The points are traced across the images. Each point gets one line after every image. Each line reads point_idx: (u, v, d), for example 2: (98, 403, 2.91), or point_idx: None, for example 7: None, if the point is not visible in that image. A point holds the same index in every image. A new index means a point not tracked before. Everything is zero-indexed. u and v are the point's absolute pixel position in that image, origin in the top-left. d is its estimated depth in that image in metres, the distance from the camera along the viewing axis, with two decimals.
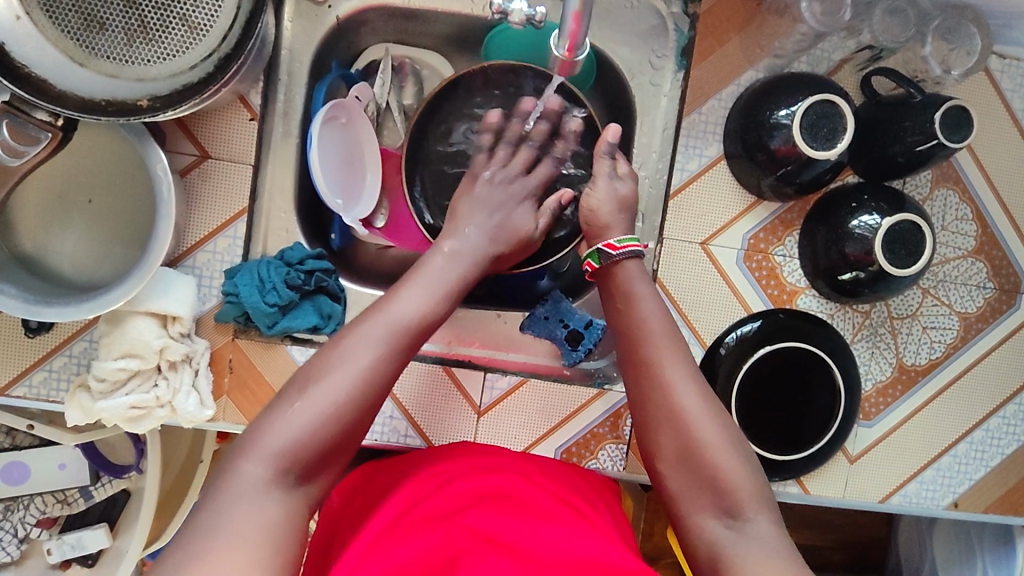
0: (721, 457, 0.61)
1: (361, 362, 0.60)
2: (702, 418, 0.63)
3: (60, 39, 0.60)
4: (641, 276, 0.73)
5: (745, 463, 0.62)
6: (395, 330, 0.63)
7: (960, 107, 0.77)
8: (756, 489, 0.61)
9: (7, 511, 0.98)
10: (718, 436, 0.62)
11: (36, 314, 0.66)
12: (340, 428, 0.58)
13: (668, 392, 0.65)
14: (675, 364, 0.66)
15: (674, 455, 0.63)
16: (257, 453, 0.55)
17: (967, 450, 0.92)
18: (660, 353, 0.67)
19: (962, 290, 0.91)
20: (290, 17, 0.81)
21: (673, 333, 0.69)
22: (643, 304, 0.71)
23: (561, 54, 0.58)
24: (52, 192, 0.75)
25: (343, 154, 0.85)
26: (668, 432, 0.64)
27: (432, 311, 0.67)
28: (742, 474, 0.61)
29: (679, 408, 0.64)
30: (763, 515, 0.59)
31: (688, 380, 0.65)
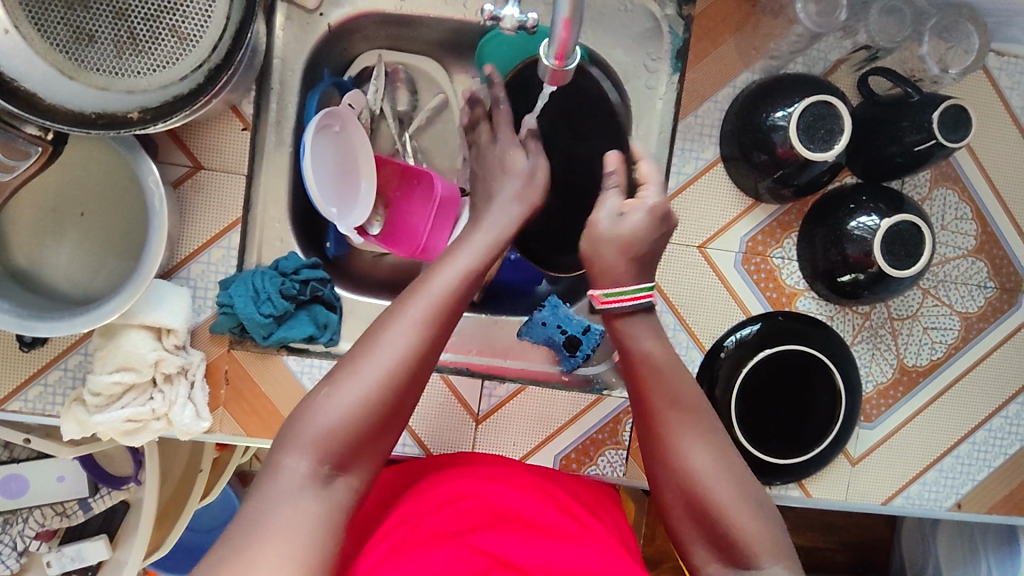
0: (732, 510, 0.60)
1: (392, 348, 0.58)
2: (712, 471, 0.62)
3: (49, 52, 0.59)
4: (644, 320, 0.71)
5: (757, 511, 0.61)
6: (434, 307, 0.61)
7: (958, 106, 0.76)
8: (770, 538, 0.60)
9: (5, 525, 0.97)
10: (728, 489, 0.61)
11: (29, 329, 0.66)
12: (383, 410, 0.58)
13: (676, 449, 0.64)
14: (682, 420, 0.65)
15: (684, 509, 0.63)
16: (299, 445, 0.55)
17: (969, 451, 0.92)
18: (668, 405, 0.66)
19: (962, 290, 0.91)
20: (282, 25, 0.81)
21: (684, 381, 0.67)
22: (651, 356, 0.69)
23: (551, 63, 0.58)
24: (45, 205, 0.75)
25: (337, 163, 0.84)
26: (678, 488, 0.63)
27: (469, 284, 0.64)
28: (755, 526, 0.60)
29: (688, 466, 0.63)
30: (779, 566, 0.58)
31: (698, 433, 0.64)
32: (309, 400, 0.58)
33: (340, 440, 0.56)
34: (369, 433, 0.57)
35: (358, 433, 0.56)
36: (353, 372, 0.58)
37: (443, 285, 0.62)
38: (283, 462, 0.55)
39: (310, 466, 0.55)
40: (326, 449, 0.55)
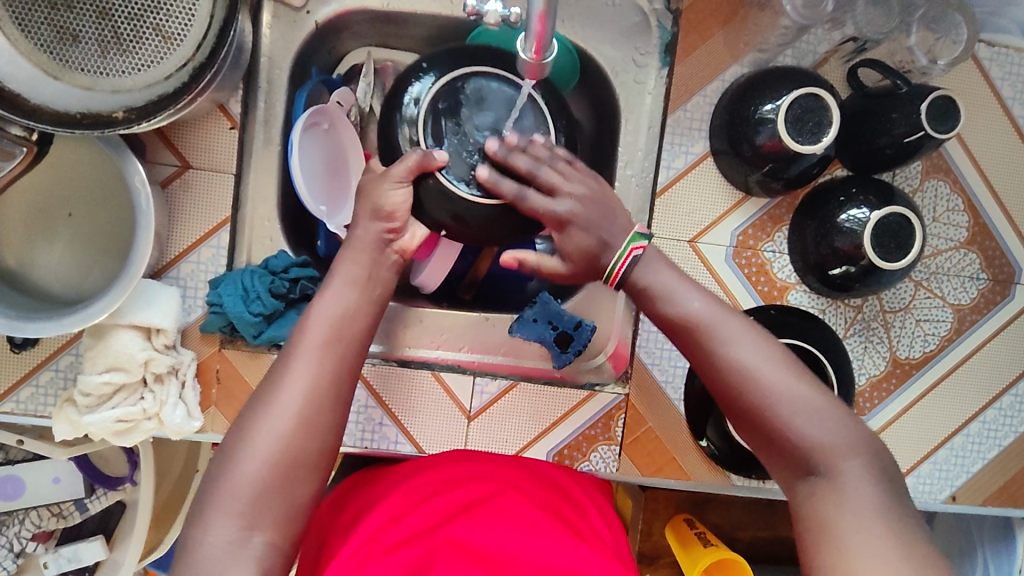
0: (787, 419, 0.59)
1: (290, 393, 0.59)
2: (764, 390, 0.60)
3: (33, 52, 0.59)
4: (657, 259, 0.67)
5: (820, 411, 0.59)
6: (325, 344, 0.61)
7: (947, 97, 0.76)
8: (833, 434, 0.58)
9: (2, 526, 0.98)
10: (779, 397, 0.60)
11: (19, 330, 0.66)
12: (292, 458, 0.57)
13: (720, 370, 0.62)
14: (726, 337, 0.62)
15: (745, 420, 0.62)
16: (218, 516, 0.54)
17: (964, 443, 0.92)
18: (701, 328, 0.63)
19: (955, 282, 0.90)
20: (268, 24, 0.81)
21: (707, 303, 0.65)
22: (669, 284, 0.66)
23: (528, 57, 0.57)
24: (35, 206, 0.75)
25: (327, 161, 0.85)
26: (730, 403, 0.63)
27: (364, 313, 0.65)
28: (817, 427, 0.58)
29: (736, 385, 0.61)
30: (851, 459, 0.57)
31: (740, 353, 0.61)
32: (218, 468, 0.57)
33: (257, 494, 0.56)
34: (283, 480, 0.57)
35: (273, 486, 0.56)
36: (254, 426, 0.57)
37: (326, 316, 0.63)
38: (199, 528, 0.54)
39: (228, 520, 0.54)
40: (244, 506, 0.55)
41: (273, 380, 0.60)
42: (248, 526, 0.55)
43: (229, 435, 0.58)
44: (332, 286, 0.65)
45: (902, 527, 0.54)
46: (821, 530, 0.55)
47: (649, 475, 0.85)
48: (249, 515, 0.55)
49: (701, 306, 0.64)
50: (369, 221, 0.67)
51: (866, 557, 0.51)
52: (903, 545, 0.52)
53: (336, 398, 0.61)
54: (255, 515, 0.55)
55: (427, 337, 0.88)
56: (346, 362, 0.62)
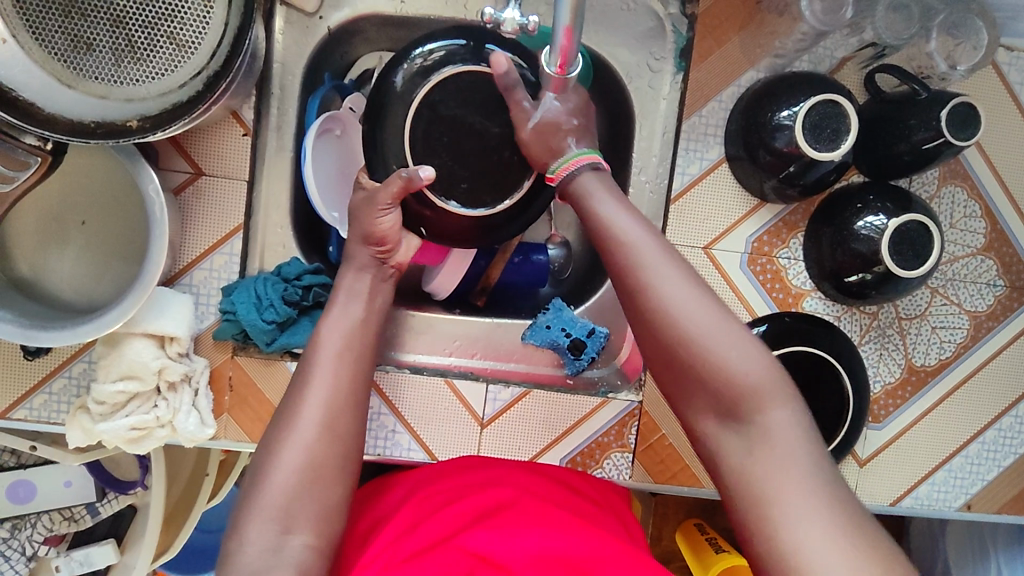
0: (716, 356, 0.55)
1: (315, 397, 0.62)
2: (685, 322, 0.56)
3: (47, 61, 0.59)
4: (598, 182, 0.66)
5: (739, 352, 0.55)
6: (339, 355, 0.65)
7: (967, 103, 0.75)
8: (762, 375, 0.55)
9: (13, 530, 0.97)
10: (709, 334, 0.56)
11: (33, 339, 0.66)
12: (320, 458, 0.59)
13: (648, 299, 0.57)
14: (643, 263, 0.58)
15: (667, 359, 0.58)
16: (257, 520, 0.55)
17: (979, 451, 0.91)
18: (629, 250, 0.59)
19: (971, 288, 0.89)
20: (281, 29, 0.80)
21: (638, 225, 0.61)
22: (603, 206, 0.63)
23: (553, 71, 0.57)
24: (47, 214, 0.74)
25: (339, 168, 0.84)
26: (653, 340, 0.58)
27: (370, 326, 0.69)
28: (747, 367, 0.55)
29: (663, 318, 0.57)
30: (763, 405, 0.54)
31: (662, 280, 0.58)
32: (249, 482, 0.58)
33: (291, 498, 0.57)
34: (317, 483, 0.58)
35: (305, 492, 0.57)
36: (286, 436, 0.60)
37: (340, 328, 0.67)
38: (235, 539, 0.55)
39: (265, 525, 0.55)
40: (278, 513, 0.56)
41: (295, 392, 0.63)
42: (285, 529, 0.56)
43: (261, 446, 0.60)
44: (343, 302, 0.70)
45: (814, 478, 0.51)
46: (737, 479, 0.53)
47: (663, 482, 0.85)
48: (287, 519, 0.56)
49: (634, 233, 0.60)
50: (362, 245, 0.73)
51: (773, 504, 0.50)
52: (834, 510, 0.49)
53: (355, 403, 0.64)
54: (292, 517, 0.56)
55: (439, 343, 0.89)
56: (366, 371, 0.66)
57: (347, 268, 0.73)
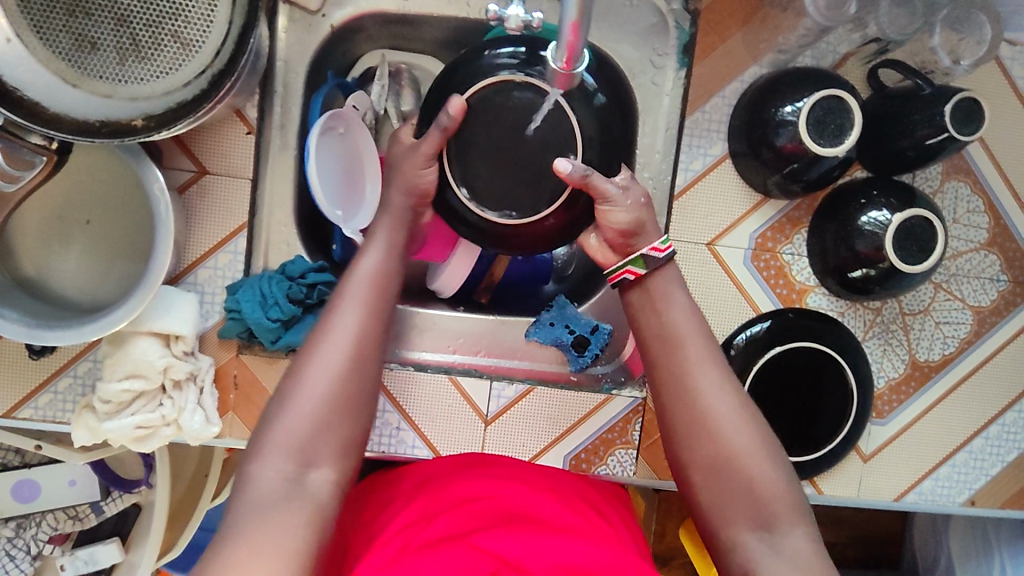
0: (757, 468, 0.62)
1: (338, 341, 0.63)
2: (736, 428, 0.63)
3: (52, 60, 0.59)
4: (675, 280, 0.71)
5: (779, 468, 0.63)
6: (366, 297, 0.67)
7: (971, 98, 0.75)
8: (792, 497, 0.62)
9: (18, 530, 0.98)
10: (753, 443, 0.63)
11: (39, 338, 0.66)
12: (340, 396, 0.62)
13: (702, 400, 0.65)
14: (705, 373, 0.66)
15: (710, 462, 0.63)
16: (273, 452, 0.58)
17: (982, 446, 0.91)
18: (694, 357, 0.66)
19: (975, 284, 0.89)
20: (284, 27, 0.80)
21: (704, 336, 0.68)
22: (675, 312, 0.69)
23: (559, 67, 0.57)
24: (51, 213, 0.74)
25: (342, 165, 0.84)
26: (705, 441, 0.64)
27: (395, 275, 0.70)
28: (779, 485, 0.61)
29: (715, 421, 0.64)
30: (798, 528, 0.60)
31: (719, 392, 0.65)
32: (269, 412, 0.61)
33: (311, 432, 0.59)
34: (336, 419, 0.61)
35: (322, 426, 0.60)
36: (307, 373, 0.62)
37: (371, 271, 0.68)
38: (254, 465, 0.57)
39: (284, 458, 0.57)
40: (296, 447, 0.58)
41: (320, 329, 0.65)
42: (303, 465, 0.58)
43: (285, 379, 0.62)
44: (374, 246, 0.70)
45: None
46: None
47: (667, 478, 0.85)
48: (305, 454, 0.58)
49: (700, 338, 0.68)
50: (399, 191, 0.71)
51: None
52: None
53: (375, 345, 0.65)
54: (310, 454, 0.59)
55: (443, 341, 0.89)
56: (386, 317, 0.67)
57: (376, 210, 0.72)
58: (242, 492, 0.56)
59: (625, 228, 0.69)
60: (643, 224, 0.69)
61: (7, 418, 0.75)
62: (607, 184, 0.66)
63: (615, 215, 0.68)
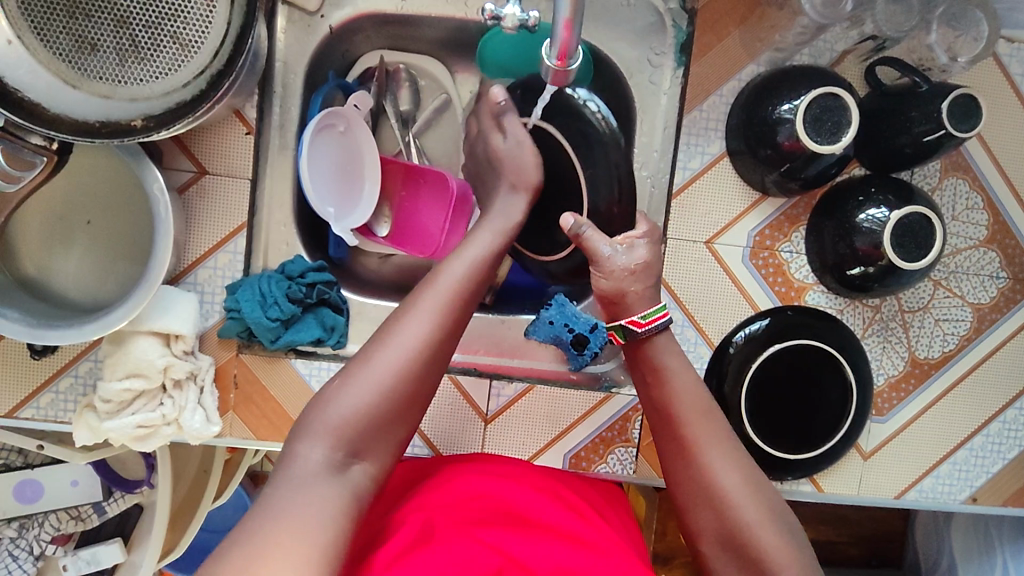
0: (765, 536, 0.59)
1: (410, 335, 0.60)
2: (744, 499, 0.61)
3: (52, 62, 0.60)
4: (673, 349, 0.70)
5: (789, 540, 0.59)
6: (449, 299, 0.63)
7: (969, 95, 0.75)
8: (802, 565, 0.58)
9: (21, 530, 0.98)
10: (759, 511, 0.60)
11: (40, 338, 0.66)
12: (401, 391, 0.58)
13: (704, 468, 0.63)
14: (708, 440, 0.64)
15: (715, 532, 0.61)
16: (316, 431, 0.56)
17: (983, 443, 0.91)
18: (695, 428, 0.65)
19: (974, 280, 0.89)
20: (283, 29, 0.81)
21: (706, 408, 0.66)
22: (677, 383, 0.67)
23: (553, 64, 0.57)
24: (52, 214, 0.75)
25: (337, 163, 0.85)
26: (708, 510, 0.62)
27: (480, 276, 0.66)
28: (788, 555, 0.58)
29: (719, 490, 0.62)
30: None
31: (725, 462, 0.63)
32: (325, 392, 0.59)
33: (363, 424, 0.57)
34: (391, 413, 0.58)
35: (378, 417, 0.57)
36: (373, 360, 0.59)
37: (459, 273, 0.65)
38: (302, 442, 0.55)
39: (331, 445, 0.55)
40: (342, 433, 0.56)
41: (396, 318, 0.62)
42: (348, 454, 0.56)
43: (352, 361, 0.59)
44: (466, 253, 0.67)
45: None
46: None
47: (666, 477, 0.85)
48: (354, 442, 0.56)
49: (702, 407, 0.66)
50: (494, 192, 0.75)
51: None
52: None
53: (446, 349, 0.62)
54: (361, 443, 0.56)
55: None
56: (461, 320, 0.63)
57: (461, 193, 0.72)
58: (281, 467, 0.54)
59: (606, 297, 0.72)
60: (626, 295, 0.71)
61: (9, 418, 0.75)
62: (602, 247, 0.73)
63: (602, 281, 0.72)
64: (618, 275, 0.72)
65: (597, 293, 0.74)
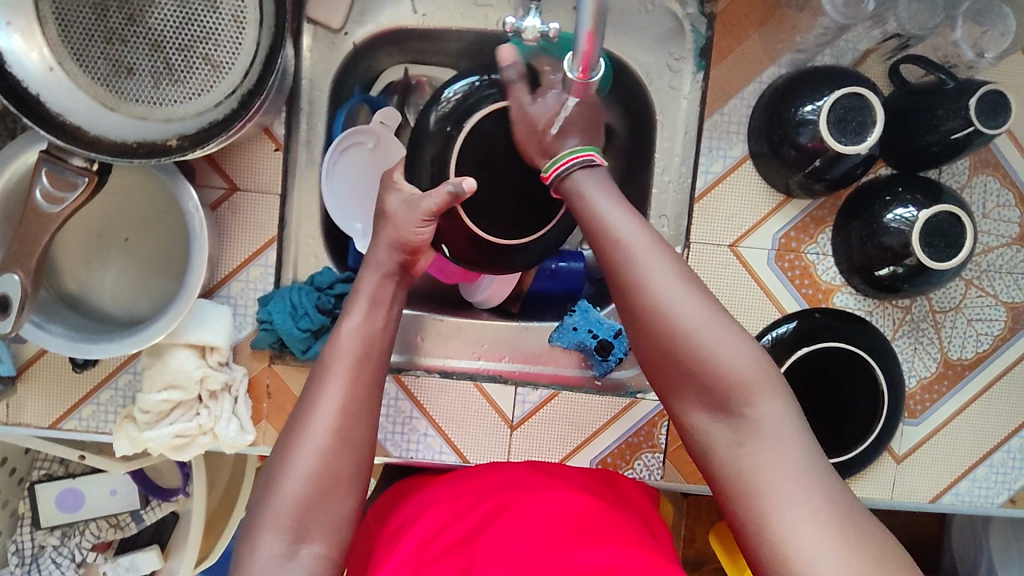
0: (714, 354, 0.54)
1: (325, 412, 0.61)
2: (675, 307, 0.55)
3: (91, 86, 0.64)
4: (597, 179, 0.65)
5: (730, 342, 0.54)
6: (355, 360, 0.65)
7: (997, 91, 0.74)
8: (759, 377, 0.53)
9: (63, 538, 1.01)
10: (702, 326, 0.54)
11: (81, 351, 0.69)
12: (330, 469, 0.59)
13: (629, 282, 0.57)
14: (629, 251, 0.58)
15: (655, 348, 0.57)
16: (264, 532, 0.56)
17: (1021, 445, 0.89)
18: (625, 243, 0.58)
19: (1007, 279, 0.88)
20: (309, 47, 0.83)
21: (636, 223, 0.60)
22: (599, 204, 0.62)
23: (575, 76, 0.58)
24: (90, 231, 0.78)
25: (368, 179, 0.87)
26: (648, 334, 0.56)
27: (380, 331, 0.68)
28: (734, 365, 0.53)
29: (645, 303, 0.56)
30: (762, 403, 0.52)
31: (648, 272, 0.57)
32: (267, 481, 0.59)
33: (302, 507, 0.58)
34: (325, 491, 0.59)
35: (319, 495, 0.58)
36: (292, 447, 0.60)
37: (353, 332, 0.67)
38: (248, 548, 0.56)
39: (275, 537, 0.56)
40: (288, 519, 0.57)
41: (312, 394, 0.63)
42: (293, 539, 0.57)
43: (273, 456, 0.60)
44: (357, 308, 0.68)
45: (831, 486, 0.49)
46: (743, 491, 0.50)
47: (695, 481, 0.85)
48: (297, 528, 0.57)
49: (619, 217, 0.60)
50: (387, 250, 0.71)
51: (780, 515, 0.47)
52: (832, 505, 0.48)
53: (368, 414, 0.64)
54: (302, 528, 0.57)
55: (468, 347, 0.90)
56: (374, 374, 0.65)
57: (369, 273, 0.71)
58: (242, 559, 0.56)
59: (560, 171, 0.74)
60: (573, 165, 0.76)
61: (52, 429, 0.78)
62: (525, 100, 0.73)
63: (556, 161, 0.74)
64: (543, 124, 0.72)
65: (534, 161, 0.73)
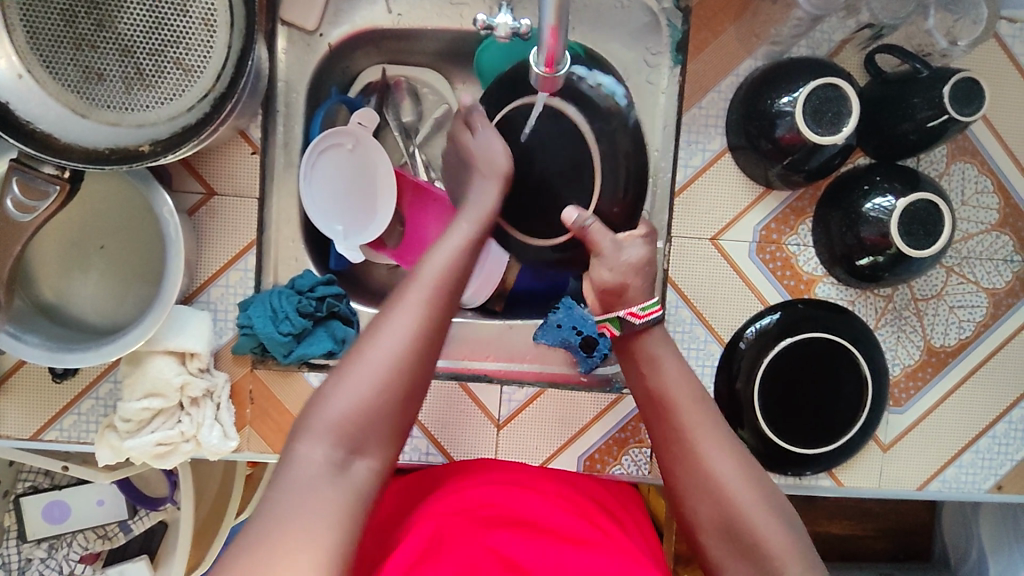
0: (762, 524, 0.59)
1: (399, 327, 0.59)
2: (736, 480, 0.61)
3: (61, 93, 0.63)
4: (668, 344, 0.71)
5: (782, 521, 0.60)
6: (435, 290, 0.62)
7: (971, 78, 0.74)
8: (800, 548, 0.58)
9: (51, 550, 1.01)
10: (753, 495, 0.61)
11: (59, 361, 0.68)
12: (397, 382, 0.58)
13: (698, 453, 0.63)
14: (695, 425, 0.64)
15: (711, 512, 0.61)
16: (312, 432, 0.55)
17: (1006, 431, 0.89)
18: (690, 418, 0.65)
19: (988, 265, 0.88)
20: (284, 48, 0.82)
21: (699, 398, 0.66)
22: (670, 376, 0.68)
23: (543, 71, 0.59)
24: (68, 240, 0.77)
25: (348, 180, 0.88)
26: (704, 493, 0.62)
27: (464, 262, 0.66)
28: (783, 540, 0.58)
29: (710, 473, 0.62)
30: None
31: (716, 449, 0.63)
32: (319, 392, 0.58)
33: (363, 420, 0.56)
34: (387, 407, 0.57)
35: (375, 408, 0.57)
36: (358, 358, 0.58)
37: (440, 264, 0.64)
38: (303, 445, 0.55)
39: (334, 444, 0.55)
40: (342, 430, 0.55)
41: (386, 308, 0.61)
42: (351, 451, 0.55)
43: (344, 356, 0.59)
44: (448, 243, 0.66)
45: None
46: None
47: None
48: (355, 440, 0.56)
49: (688, 392, 0.66)
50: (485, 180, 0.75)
51: None
52: None
53: (435, 344, 0.61)
54: (359, 441, 0.56)
55: (453, 349, 0.91)
56: (450, 306, 0.63)
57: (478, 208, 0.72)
58: None
59: (608, 288, 0.74)
60: (627, 287, 0.73)
61: (33, 440, 0.77)
62: (603, 241, 0.76)
63: (604, 274, 0.74)
64: (619, 268, 0.74)
65: (597, 286, 0.75)
